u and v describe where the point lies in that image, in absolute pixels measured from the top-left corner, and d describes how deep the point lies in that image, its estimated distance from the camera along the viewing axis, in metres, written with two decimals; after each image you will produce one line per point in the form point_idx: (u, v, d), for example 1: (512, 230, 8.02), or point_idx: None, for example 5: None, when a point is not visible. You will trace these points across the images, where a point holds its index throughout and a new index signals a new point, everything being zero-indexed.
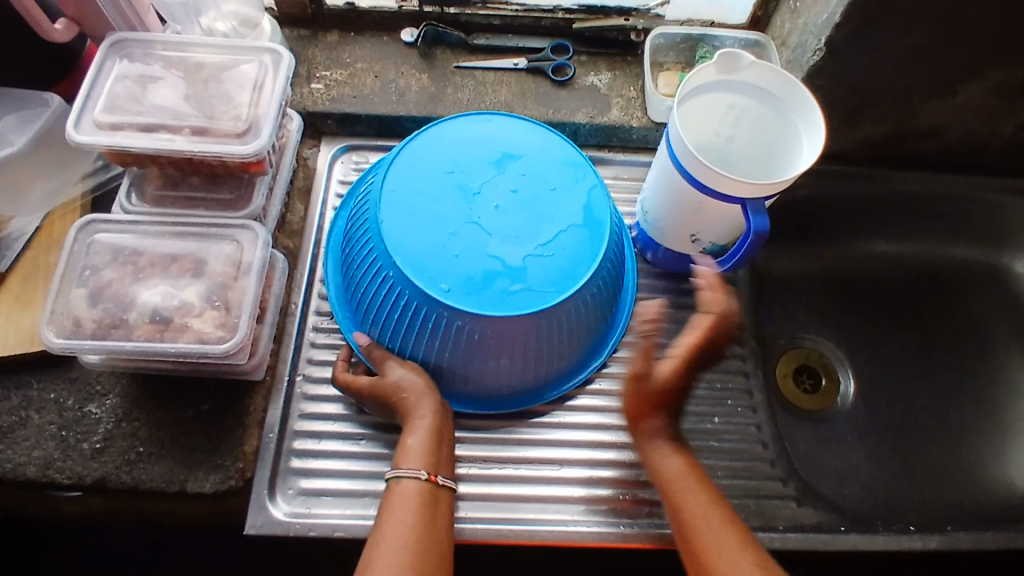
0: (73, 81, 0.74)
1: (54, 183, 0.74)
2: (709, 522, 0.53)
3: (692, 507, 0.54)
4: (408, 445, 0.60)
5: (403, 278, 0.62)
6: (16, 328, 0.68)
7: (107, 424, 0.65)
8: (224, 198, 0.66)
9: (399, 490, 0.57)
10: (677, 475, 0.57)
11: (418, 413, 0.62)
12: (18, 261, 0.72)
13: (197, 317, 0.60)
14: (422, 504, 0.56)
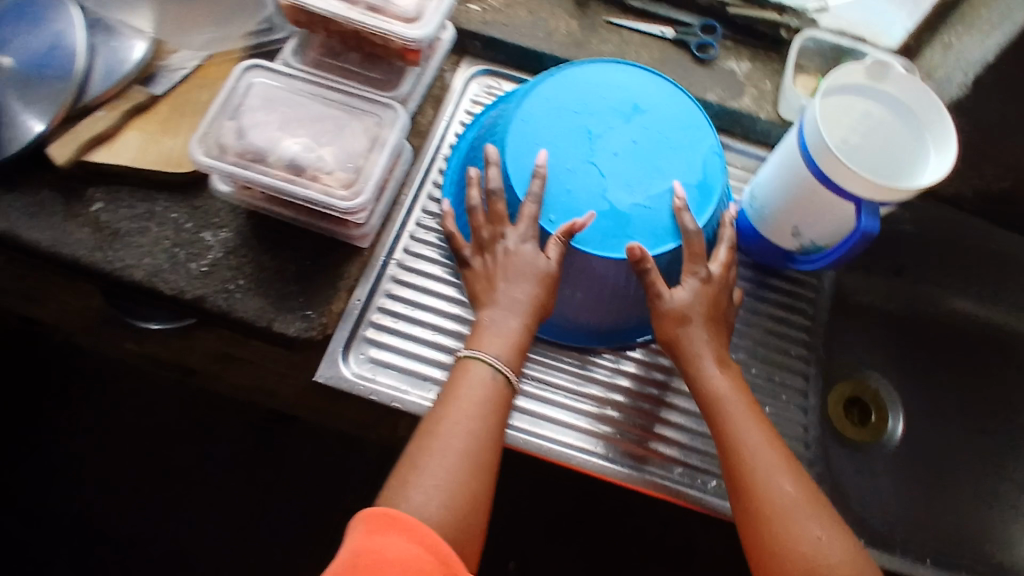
0: None
1: (220, 32, 0.78)
2: (754, 445, 0.57)
3: (733, 429, 0.58)
4: (494, 334, 0.62)
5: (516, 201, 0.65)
6: (159, 148, 0.72)
7: (216, 253, 0.70)
8: (376, 79, 0.70)
9: (480, 373, 0.60)
10: (723, 396, 0.60)
11: (520, 319, 0.62)
12: (172, 90, 0.76)
13: (328, 173, 0.64)
14: (500, 401, 0.60)
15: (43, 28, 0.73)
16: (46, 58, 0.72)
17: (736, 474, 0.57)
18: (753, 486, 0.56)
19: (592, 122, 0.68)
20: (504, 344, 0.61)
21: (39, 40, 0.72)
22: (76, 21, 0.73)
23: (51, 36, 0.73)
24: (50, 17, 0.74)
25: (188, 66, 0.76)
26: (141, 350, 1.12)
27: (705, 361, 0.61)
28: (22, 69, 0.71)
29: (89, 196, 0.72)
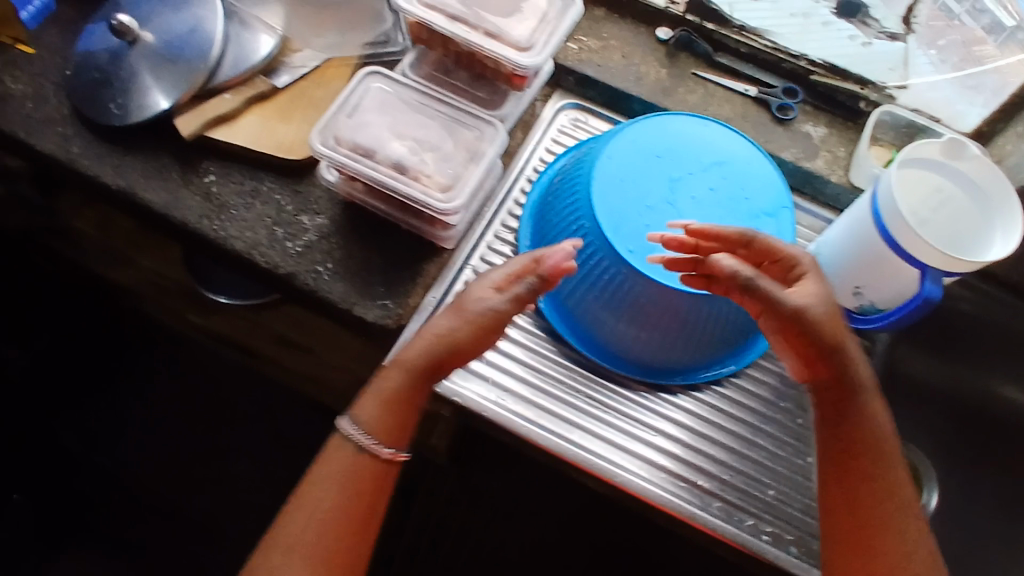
0: None
1: (340, 40, 0.85)
2: (900, 494, 0.64)
3: (874, 474, 0.64)
4: (369, 394, 0.66)
5: (596, 231, 0.68)
6: (272, 135, 0.78)
7: (311, 236, 0.76)
8: (481, 97, 0.75)
9: (341, 448, 0.66)
10: (885, 436, 0.65)
11: (421, 349, 0.65)
12: (292, 85, 0.82)
13: (428, 175, 0.69)
14: (354, 474, 0.65)
15: (187, 10, 0.79)
16: (182, 40, 0.78)
17: (876, 519, 0.63)
18: (891, 533, 0.63)
19: (672, 166, 0.71)
20: (369, 411, 0.65)
21: (180, 19, 0.79)
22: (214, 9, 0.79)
23: (192, 19, 0.79)
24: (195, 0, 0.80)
25: (309, 65, 0.83)
26: (206, 322, 1.19)
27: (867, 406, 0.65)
28: (160, 45, 0.78)
29: (204, 167, 0.78)
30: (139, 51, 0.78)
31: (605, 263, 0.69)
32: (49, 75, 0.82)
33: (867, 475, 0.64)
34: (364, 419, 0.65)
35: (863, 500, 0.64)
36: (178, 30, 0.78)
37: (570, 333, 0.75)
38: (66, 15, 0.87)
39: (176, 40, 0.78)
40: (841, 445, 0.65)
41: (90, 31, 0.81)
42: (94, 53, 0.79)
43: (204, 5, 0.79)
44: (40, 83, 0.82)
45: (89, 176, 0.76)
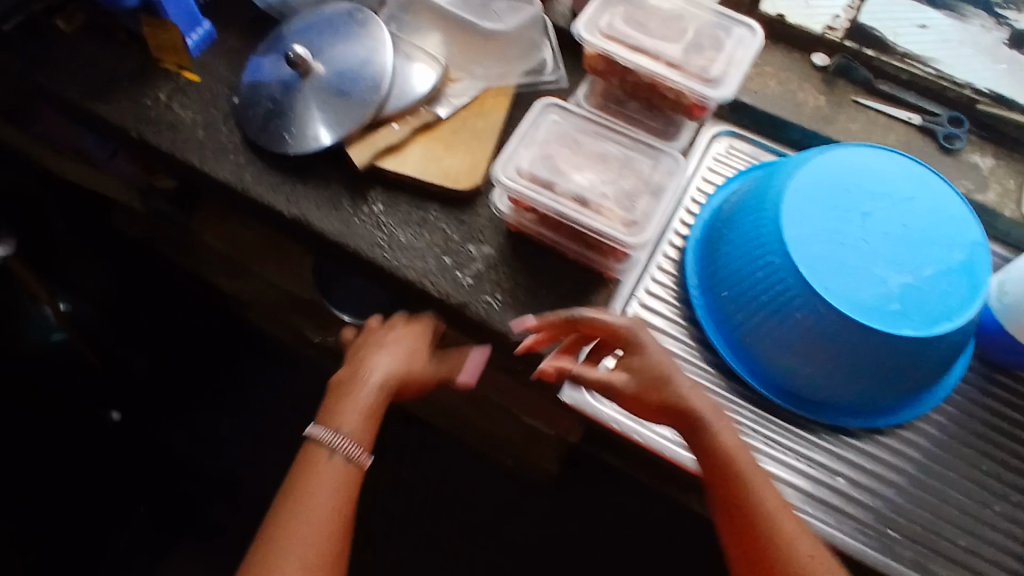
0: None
1: (498, 69, 0.85)
2: (764, 506, 0.59)
3: (764, 493, 0.60)
4: (342, 413, 0.73)
5: (790, 268, 0.66)
6: (438, 164, 0.79)
7: (479, 265, 0.76)
8: (656, 128, 0.73)
9: (324, 457, 0.71)
10: (736, 453, 0.61)
11: (371, 373, 0.75)
12: (453, 115, 0.83)
13: (610, 208, 0.67)
14: (346, 478, 0.70)
15: (356, 41, 0.81)
16: (354, 71, 0.79)
17: (763, 533, 0.58)
18: (785, 546, 0.58)
19: (861, 202, 0.69)
20: (353, 422, 0.72)
21: (351, 51, 0.80)
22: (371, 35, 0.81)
23: (363, 50, 0.80)
24: (364, 32, 0.81)
25: (472, 94, 0.83)
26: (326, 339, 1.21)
27: (715, 415, 0.63)
28: (332, 76, 0.79)
29: (372, 194, 0.79)
30: (312, 81, 0.79)
31: (800, 302, 0.66)
32: (218, 102, 0.84)
33: (740, 487, 0.60)
34: (345, 428, 0.72)
35: (747, 516, 0.59)
36: (350, 61, 0.79)
37: (747, 371, 0.73)
38: (230, 41, 0.89)
39: (348, 71, 0.79)
40: (715, 475, 0.61)
41: (260, 61, 0.83)
42: (267, 83, 0.81)
43: (359, 34, 0.81)
44: (209, 110, 0.83)
45: (264, 204, 0.78)
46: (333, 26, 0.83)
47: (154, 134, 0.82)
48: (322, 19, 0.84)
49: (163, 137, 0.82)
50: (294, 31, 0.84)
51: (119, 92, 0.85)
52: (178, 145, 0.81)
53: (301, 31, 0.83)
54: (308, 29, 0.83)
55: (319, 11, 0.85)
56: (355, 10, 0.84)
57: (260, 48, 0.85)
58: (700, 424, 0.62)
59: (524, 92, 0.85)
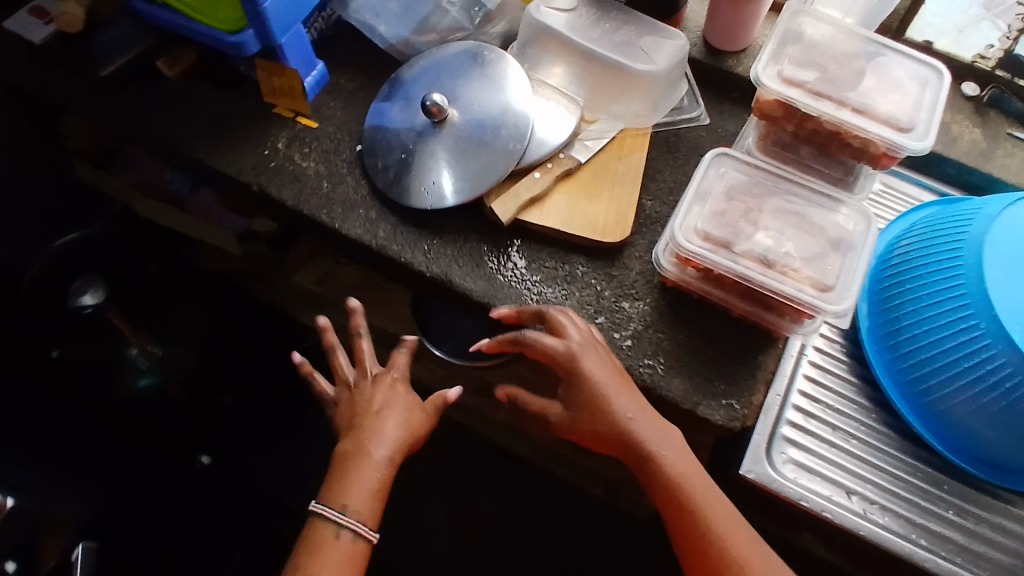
0: (714, 19, 0.82)
1: (633, 107, 0.78)
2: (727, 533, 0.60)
3: (715, 519, 0.61)
4: (358, 487, 0.68)
5: (996, 332, 0.60)
6: (583, 215, 0.73)
7: (637, 325, 0.70)
8: (832, 177, 0.67)
9: (334, 537, 0.66)
10: (682, 476, 0.62)
11: (386, 451, 0.71)
12: (592, 158, 0.77)
13: (797, 269, 0.62)
14: (357, 557, 0.67)
15: (492, 87, 0.76)
16: (493, 122, 0.75)
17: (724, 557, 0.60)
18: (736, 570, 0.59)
19: None
20: (363, 501, 0.68)
21: (487, 98, 0.76)
22: (481, 82, 0.77)
23: (501, 98, 0.76)
24: (498, 77, 0.77)
25: (610, 135, 0.77)
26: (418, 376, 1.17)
27: (661, 442, 0.63)
28: (470, 126, 0.75)
29: (511, 247, 0.74)
30: (448, 130, 0.75)
31: (1007, 370, 0.60)
32: (341, 151, 0.80)
33: (686, 514, 0.61)
34: (352, 504, 0.67)
35: (695, 538, 0.61)
36: (489, 109, 0.75)
37: (931, 435, 0.68)
38: (346, 81, 0.84)
39: (487, 121, 0.75)
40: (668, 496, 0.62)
41: (387, 106, 0.78)
42: (398, 131, 0.77)
43: (464, 83, 0.77)
44: (334, 159, 0.79)
45: (401, 262, 0.73)
46: (464, 70, 0.78)
47: (277, 187, 0.77)
48: (448, 60, 0.79)
49: (287, 190, 0.77)
50: (416, 74, 0.80)
51: (236, 141, 0.80)
52: (304, 198, 0.76)
53: (428, 73, 0.79)
54: (435, 71, 0.79)
55: (444, 49, 0.80)
56: (482, 50, 0.79)
57: (382, 92, 0.80)
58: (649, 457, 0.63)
59: (664, 132, 0.80)
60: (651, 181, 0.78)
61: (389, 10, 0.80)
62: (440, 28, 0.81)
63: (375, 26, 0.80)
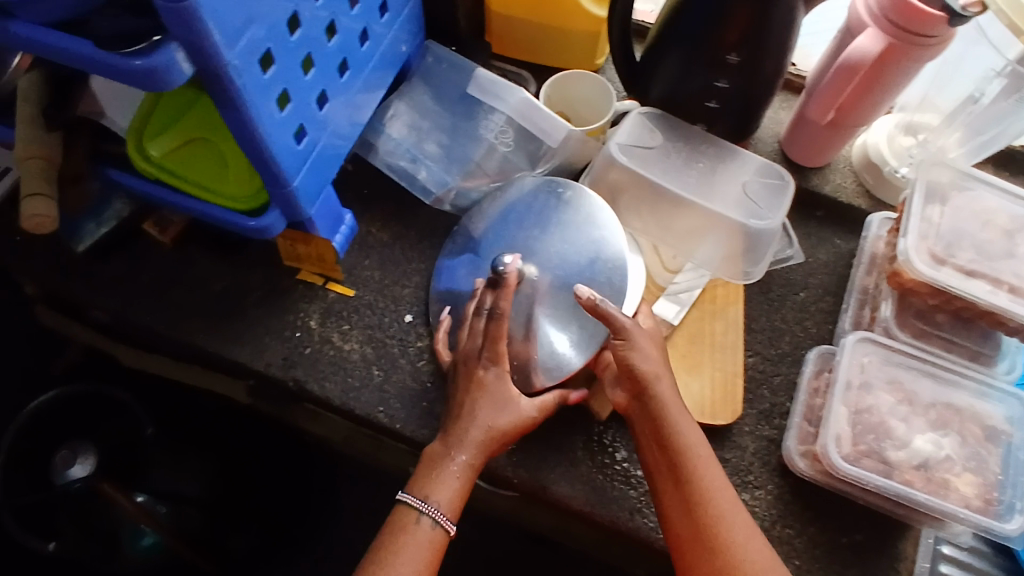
0: (803, 139, 0.70)
1: (713, 249, 0.66)
2: (728, 510, 0.52)
3: (713, 492, 0.53)
4: (441, 476, 0.55)
5: None
6: (685, 394, 0.63)
7: (763, 522, 0.60)
8: (970, 349, 0.60)
9: (412, 521, 0.54)
10: (693, 446, 0.54)
11: (469, 456, 0.55)
12: (684, 317, 0.66)
13: (958, 476, 0.54)
14: (434, 551, 0.54)
15: (575, 234, 0.64)
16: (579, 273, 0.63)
17: (715, 535, 0.51)
18: (727, 544, 0.51)
19: None
20: (450, 489, 0.55)
21: (573, 249, 0.64)
22: (581, 220, 0.65)
23: (589, 245, 0.64)
24: (587, 220, 0.65)
25: (696, 292, 0.67)
26: None
27: (683, 420, 0.55)
28: (559, 291, 0.63)
29: (603, 436, 0.64)
30: (525, 298, 0.62)
31: None
32: (386, 325, 0.67)
33: (683, 478, 0.53)
34: (437, 493, 0.54)
35: (687, 504, 0.53)
36: (577, 258, 0.64)
37: None
38: (378, 230, 0.71)
39: (575, 277, 0.63)
40: (666, 464, 0.55)
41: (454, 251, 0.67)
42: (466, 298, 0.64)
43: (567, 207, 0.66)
44: (378, 338, 0.66)
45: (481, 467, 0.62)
46: (541, 213, 0.66)
47: (318, 381, 0.65)
48: (520, 204, 0.67)
49: (331, 385, 0.64)
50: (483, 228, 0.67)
51: (255, 321, 0.67)
52: (353, 397, 0.64)
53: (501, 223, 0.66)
54: (506, 217, 0.67)
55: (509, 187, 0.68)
56: (554, 185, 0.67)
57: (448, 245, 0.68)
58: (659, 406, 0.55)
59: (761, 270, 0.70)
60: (750, 334, 0.67)
61: (428, 153, 0.69)
62: (490, 170, 0.69)
63: (415, 173, 0.69)
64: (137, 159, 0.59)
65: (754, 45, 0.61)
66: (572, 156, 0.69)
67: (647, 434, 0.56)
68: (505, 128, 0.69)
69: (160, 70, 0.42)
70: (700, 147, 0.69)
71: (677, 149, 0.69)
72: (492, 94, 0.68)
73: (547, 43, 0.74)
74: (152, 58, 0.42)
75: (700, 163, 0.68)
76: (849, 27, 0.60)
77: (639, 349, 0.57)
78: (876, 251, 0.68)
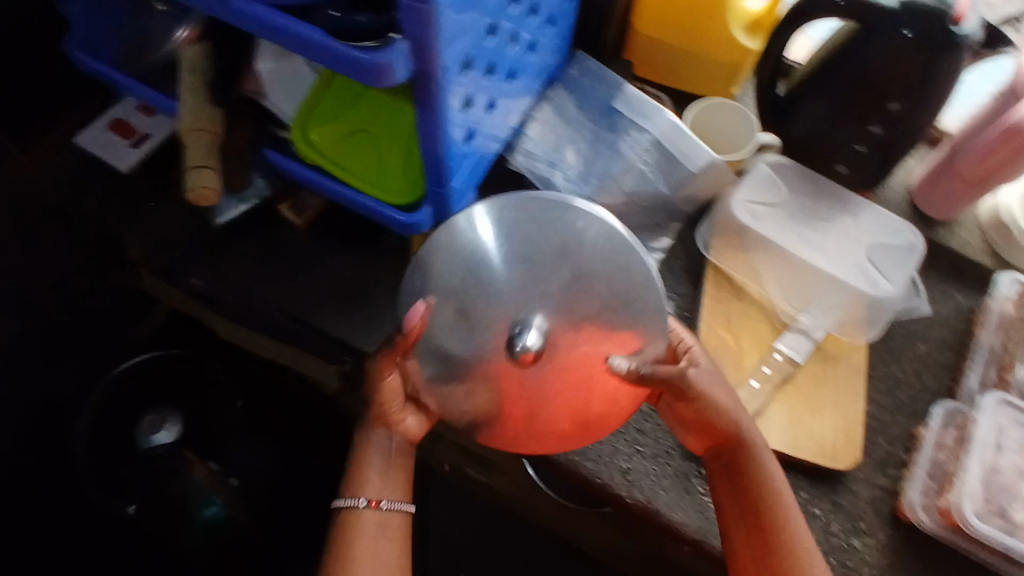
0: (939, 190, 0.71)
1: (830, 295, 0.66)
2: (809, 547, 0.55)
3: (795, 529, 0.56)
4: (360, 469, 0.56)
5: None
6: (806, 432, 0.63)
7: (874, 569, 0.60)
8: None
9: (349, 520, 0.55)
10: (778, 484, 0.57)
11: (371, 445, 0.57)
12: (807, 358, 0.67)
13: None
14: (381, 531, 0.56)
15: (558, 246, 0.49)
16: (568, 293, 0.48)
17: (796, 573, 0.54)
18: None
19: None
20: (374, 474, 0.57)
21: (592, 303, 0.48)
22: (586, 269, 0.48)
23: (608, 292, 0.48)
24: (585, 255, 0.48)
25: (819, 335, 0.66)
26: (508, 504, 1.04)
27: (767, 457, 0.58)
28: (570, 374, 0.48)
29: None
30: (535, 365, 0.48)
31: None
32: None
33: (764, 518, 0.56)
34: (360, 481, 0.56)
35: (765, 552, 0.55)
36: (604, 314, 0.48)
37: None
38: None
39: (608, 336, 0.48)
40: (742, 502, 0.56)
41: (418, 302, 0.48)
42: (451, 367, 0.49)
43: (550, 236, 0.49)
44: None
45: (595, 483, 0.63)
46: (517, 216, 0.50)
47: None
48: (482, 216, 0.50)
49: None
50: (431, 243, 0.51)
51: (379, 313, 0.68)
52: None
53: (447, 241, 0.50)
54: (462, 236, 0.50)
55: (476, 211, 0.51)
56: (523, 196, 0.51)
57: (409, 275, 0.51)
58: (743, 447, 0.57)
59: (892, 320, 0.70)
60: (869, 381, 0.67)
61: (566, 160, 0.70)
62: (626, 188, 0.69)
63: (551, 177, 0.69)
64: (299, 141, 0.60)
65: (918, 95, 0.61)
66: (701, 190, 0.69)
67: (722, 471, 0.58)
68: (649, 148, 0.69)
69: (387, 68, 0.43)
70: (820, 210, 0.69)
71: (798, 204, 0.70)
72: (637, 113, 0.69)
73: (688, 68, 0.74)
74: (384, 55, 0.43)
75: (821, 224, 0.69)
76: (1013, 91, 0.61)
77: (717, 400, 0.57)
78: (1003, 312, 0.68)
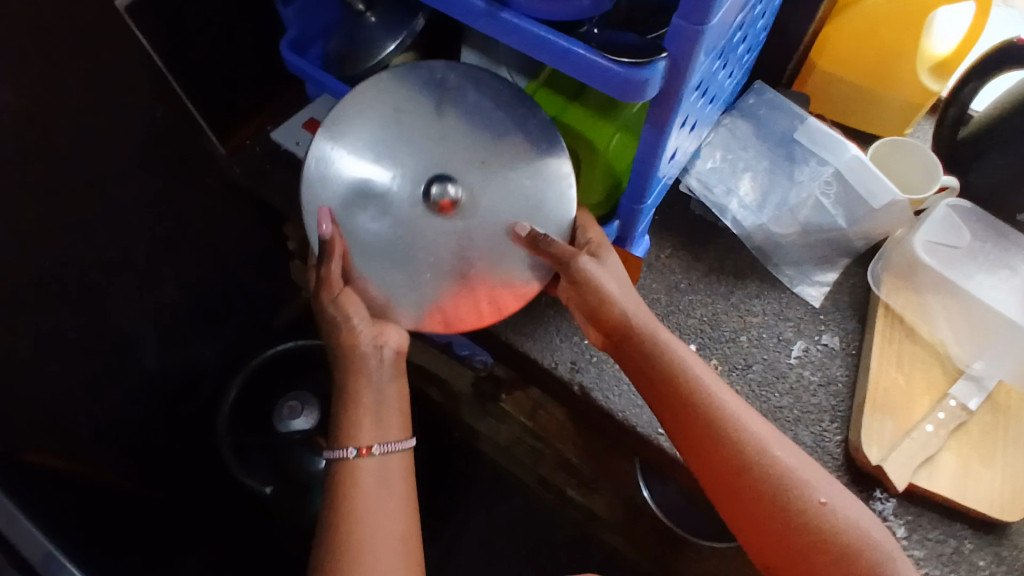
0: None
1: (1005, 347, 0.64)
2: (740, 426, 0.52)
3: (725, 409, 0.53)
4: (348, 410, 0.54)
5: None
6: (978, 485, 0.61)
7: None
8: None
9: (344, 469, 0.53)
10: (683, 360, 0.55)
11: (349, 379, 0.55)
12: (978, 409, 0.65)
13: None
14: (382, 478, 0.53)
15: (457, 110, 0.56)
16: (479, 146, 0.55)
17: (741, 458, 0.51)
18: (756, 462, 0.51)
19: None
20: (365, 421, 0.54)
21: (480, 150, 0.55)
22: (496, 128, 0.56)
23: (493, 142, 0.56)
24: (475, 108, 0.57)
25: (992, 384, 0.65)
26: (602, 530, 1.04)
27: (663, 334, 0.56)
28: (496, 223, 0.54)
29: (884, 506, 0.61)
30: (468, 218, 0.54)
31: None
32: None
33: (686, 402, 0.53)
34: (351, 427, 0.54)
35: (695, 437, 0.53)
36: (508, 156, 0.55)
37: None
38: (665, 255, 0.72)
39: (513, 176, 0.55)
40: (659, 391, 0.55)
41: (322, 210, 0.52)
42: (405, 260, 0.53)
43: (423, 113, 0.56)
44: None
45: None
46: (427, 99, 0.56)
47: (602, 393, 0.67)
48: (391, 99, 0.56)
49: (614, 398, 0.66)
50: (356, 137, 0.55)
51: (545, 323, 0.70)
52: (637, 415, 0.66)
53: (372, 135, 0.55)
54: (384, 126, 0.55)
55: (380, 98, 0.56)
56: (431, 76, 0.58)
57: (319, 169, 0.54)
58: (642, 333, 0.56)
59: None
60: None
61: (744, 188, 0.72)
62: (802, 218, 0.70)
63: (726, 204, 0.72)
64: None
65: None
66: (879, 228, 0.69)
67: (633, 363, 0.56)
68: (830, 181, 0.69)
69: (641, 83, 0.44)
70: (1006, 258, 0.68)
71: (982, 247, 0.69)
72: (817, 145, 0.70)
73: (863, 106, 0.74)
74: (640, 70, 0.44)
75: (1005, 271, 0.68)
76: None
77: (606, 286, 0.55)
78: None
